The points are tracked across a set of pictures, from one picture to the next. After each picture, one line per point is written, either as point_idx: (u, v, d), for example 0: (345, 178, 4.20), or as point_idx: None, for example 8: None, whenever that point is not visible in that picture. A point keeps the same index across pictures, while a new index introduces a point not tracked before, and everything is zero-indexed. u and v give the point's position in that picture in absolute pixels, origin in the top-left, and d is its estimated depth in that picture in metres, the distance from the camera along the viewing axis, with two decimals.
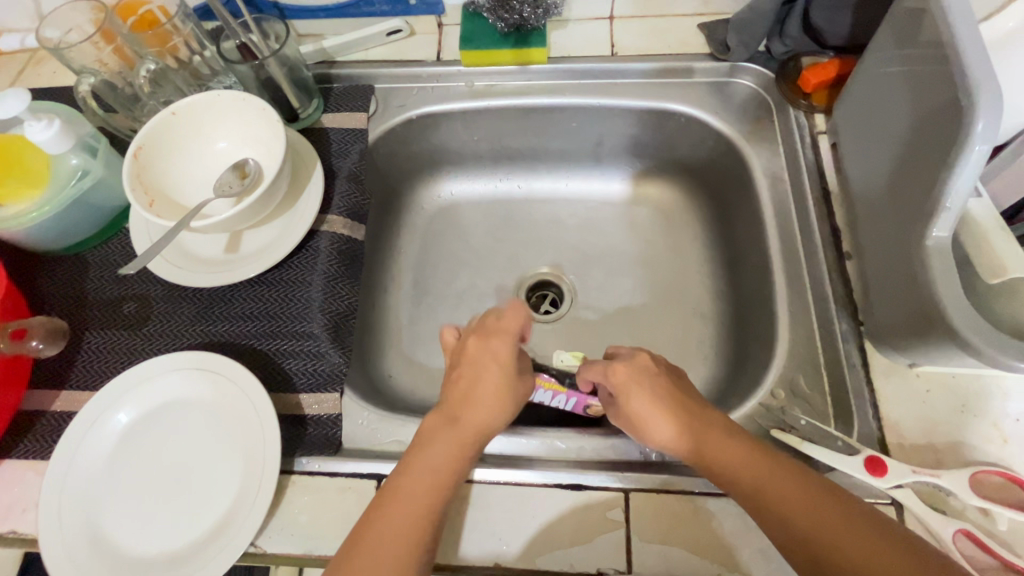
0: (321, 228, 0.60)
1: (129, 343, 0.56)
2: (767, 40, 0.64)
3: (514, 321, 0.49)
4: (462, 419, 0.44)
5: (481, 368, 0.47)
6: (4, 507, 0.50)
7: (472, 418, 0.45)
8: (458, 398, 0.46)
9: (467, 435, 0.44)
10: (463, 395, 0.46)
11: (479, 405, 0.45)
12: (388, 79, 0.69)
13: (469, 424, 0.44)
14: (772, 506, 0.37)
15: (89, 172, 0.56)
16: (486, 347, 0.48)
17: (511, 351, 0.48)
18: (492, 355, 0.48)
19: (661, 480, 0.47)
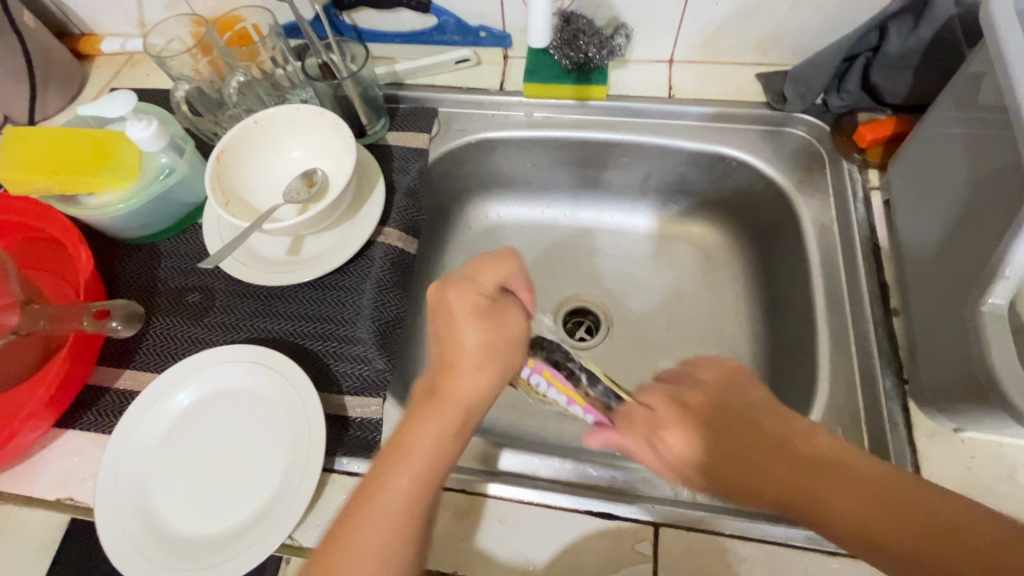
0: (378, 239, 0.64)
1: (191, 331, 0.59)
2: (825, 94, 0.65)
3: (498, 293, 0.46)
4: (446, 397, 0.42)
5: (469, 327, 0.44)
6: (65, 472, 0.54)
7: (472, 382, 0.43)
8: (454, 360, 0.44)
9: (451, 407, 0.42)
10: (459, 361, 0.43)
11: (471, 370, 0.43)
12: (451, 104, 0.73)
13: (448, 392, 0.43)
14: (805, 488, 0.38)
15: (174, 171, 0.60)
16: (468, 310, 0.45)
17: (499, 305, 0.47)
18: (478, 322, 0.44)
19: (692, 517, 0.47)
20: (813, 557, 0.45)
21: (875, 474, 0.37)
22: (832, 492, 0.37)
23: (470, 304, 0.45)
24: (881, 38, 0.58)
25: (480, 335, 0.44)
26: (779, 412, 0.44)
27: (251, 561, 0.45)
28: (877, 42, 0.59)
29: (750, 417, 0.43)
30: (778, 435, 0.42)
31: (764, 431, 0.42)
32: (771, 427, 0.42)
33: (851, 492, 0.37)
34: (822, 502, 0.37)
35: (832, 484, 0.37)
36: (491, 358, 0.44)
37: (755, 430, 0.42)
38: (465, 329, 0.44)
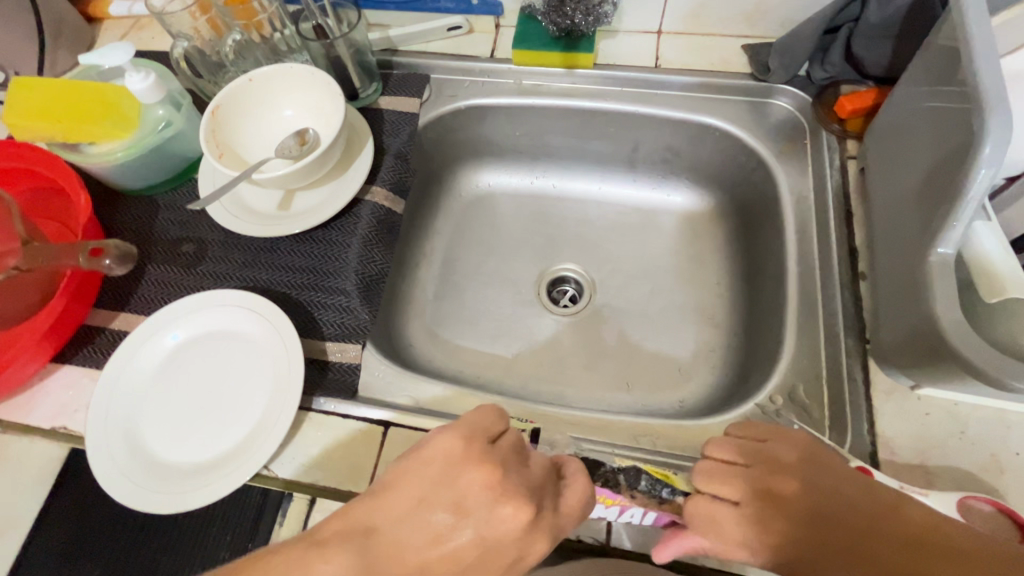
0: (365, 196, 0.65)
1: (184, 278, 0.62)
2: (809, 65, 0.66)
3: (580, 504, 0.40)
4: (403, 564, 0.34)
5: (523, 556, 0.37)
6: (61, 403, 0.57)
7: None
8: (468, 544, 0.35)
9: (398, 548, 0.35)
10: (484, 539, 0.36)
11: (439, 517, 0.36)
12: (443, 70, 0.74)
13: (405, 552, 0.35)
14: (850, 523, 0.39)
15: (171, 123, 0.63)
16: (510, 496, 0.37)
17: (557, 521, 0.39)
18: (541, 534, 0.37)
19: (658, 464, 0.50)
20: None
21: (870, 500, 0.40)
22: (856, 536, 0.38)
23: (527, 505, 0.37)
24: (862, 8, 0.59)
25: (524, 556, 0.37)
26: (818, 461, 0.43)
27: (228, 486, 0.48)
28: (858, 13, 0.60)
29: (775, 471, 0.43)
30: (805, 492, 0.41)
31: (790, 494, 0.41)
32: (793, 486, 0.42)
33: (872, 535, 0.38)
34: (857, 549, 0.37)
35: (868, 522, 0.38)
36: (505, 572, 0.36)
37: (782, 496, 0.42)
38: (525, 530, 0.36)
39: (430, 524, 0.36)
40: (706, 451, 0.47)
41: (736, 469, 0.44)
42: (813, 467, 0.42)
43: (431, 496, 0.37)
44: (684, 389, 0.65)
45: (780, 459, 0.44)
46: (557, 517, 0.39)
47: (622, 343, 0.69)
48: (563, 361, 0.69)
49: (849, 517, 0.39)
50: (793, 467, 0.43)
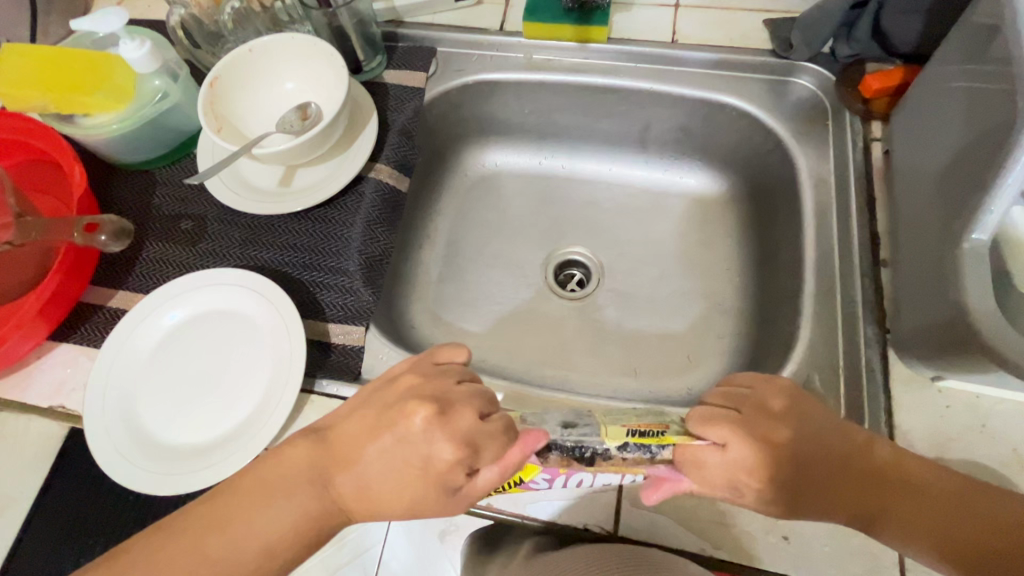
0: (369, 174, 0.63)
1: (182, 256, 0.60)
2: (833, 42, 0.63)
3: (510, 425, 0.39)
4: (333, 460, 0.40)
5: (435, 461, 0.37)
6: (59, 381, 0.56)
7: (381, 481, 0.38)
8: (386, 445, 0.38)
9: (330, 447, 0.40)
10: (392, 438, 0.38)
11: (359, 422, 0.40)
12: (450, 44, 0.71)
13: (337, 445, 0.40)
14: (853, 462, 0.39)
15: (168, 95, 0.61)
16: (417, 397, 0.40)
17: (467, 428, 0.38)
18: (449, 434, 0.38)
19: None
20: None
21: (844, 441, 0.40)
22: (834, 476, 0.39)
23: (430, 404, 0.39)
24: None
25: (434, 460, 0.37)
26: (803, 408, 0.41)
27: (229, 469, 0.47)
28: None
29: (765, 417, 0.40)
30: (795, 441, 0.39)
31: (782, 443, 0.39)
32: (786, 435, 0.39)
33: (852, 477, 0.39)
34: (841, 479, 0.39)
35: (862, 466, 0.39)
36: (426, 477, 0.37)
37: (773, 443, 0.39)
38: (426, 421, 0.38)
39: (365, 420, 0.40)
40: (705, 400, 0.44)
41: (727, 416, 0.40)
42: (799, 414, 0.40)
43: (366, 406, 0.42)
44: (693, 376, 0.63)
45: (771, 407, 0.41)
46: (458, 425, 0.38)
47: (630, 328, 0.68)
48: (569, 347, 0.68)
49: (833, 466, 0.39)
50: (788, 416, 0.40)
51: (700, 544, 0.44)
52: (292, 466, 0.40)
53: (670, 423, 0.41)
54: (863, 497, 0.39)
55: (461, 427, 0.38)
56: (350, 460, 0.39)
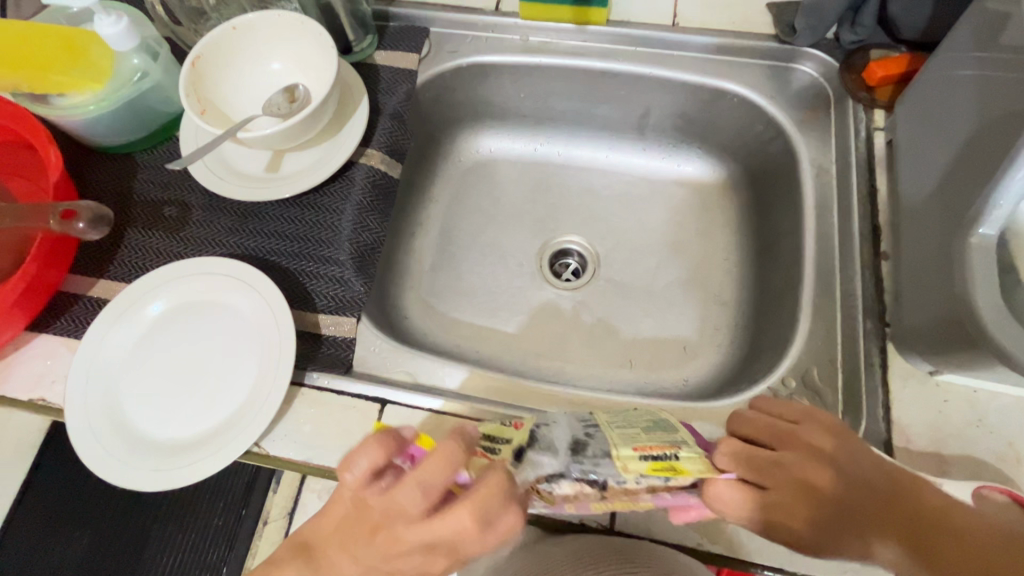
0: (360, 160, 0.62)
1: (166, 244, 0.58)
2: (837, 27, 0.61)
3: (434, 483, 0.32)
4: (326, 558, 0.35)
5: (409, 561, 0.34)
6: (38, 373, 0.54)
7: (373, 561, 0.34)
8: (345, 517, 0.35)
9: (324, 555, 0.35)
10: (367, 555, 0.34)
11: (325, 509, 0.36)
12: (444, 24, 0.69)
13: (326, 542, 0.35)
14: (902, 510, 0.37)
15: (148, 75, 0.58)
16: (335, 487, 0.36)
17: (412, 507, 0.33)
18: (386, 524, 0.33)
19: None
20: None
21: (885, 479, 0.38)
22: (874, 516, 0.37)
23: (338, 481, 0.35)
24: None
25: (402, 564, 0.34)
26: (844, 446, 0.40)
27: (219, 463, 0.46)
28: None
29: (798, 460, 0.39)
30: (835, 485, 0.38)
31: (823, 486, 0.38)
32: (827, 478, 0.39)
33: (903, 526, 0.36)
34: (890, 525, 0.36)
35: (903, 512, 0.36)
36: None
37: (813, 485, 0.38)
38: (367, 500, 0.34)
39: (334, 511, 0.36)
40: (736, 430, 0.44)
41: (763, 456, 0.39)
42: (844, 452, 0.40)
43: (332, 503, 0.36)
44: (689, 367, 0.63)
45: (792, 441, 0.41)
46: (395, 501, 0.33)
47: (626, 320, 0.67)
48: (565, 339, 0.67)
49: (871, 508, 0.37)
50: (820, 452, 0.40)
51: (697, 539, 0.44)
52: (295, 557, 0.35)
53: (681, 444, 0.38)
54: (924, 554, 0.35)
55: (393, 507, 0.33)
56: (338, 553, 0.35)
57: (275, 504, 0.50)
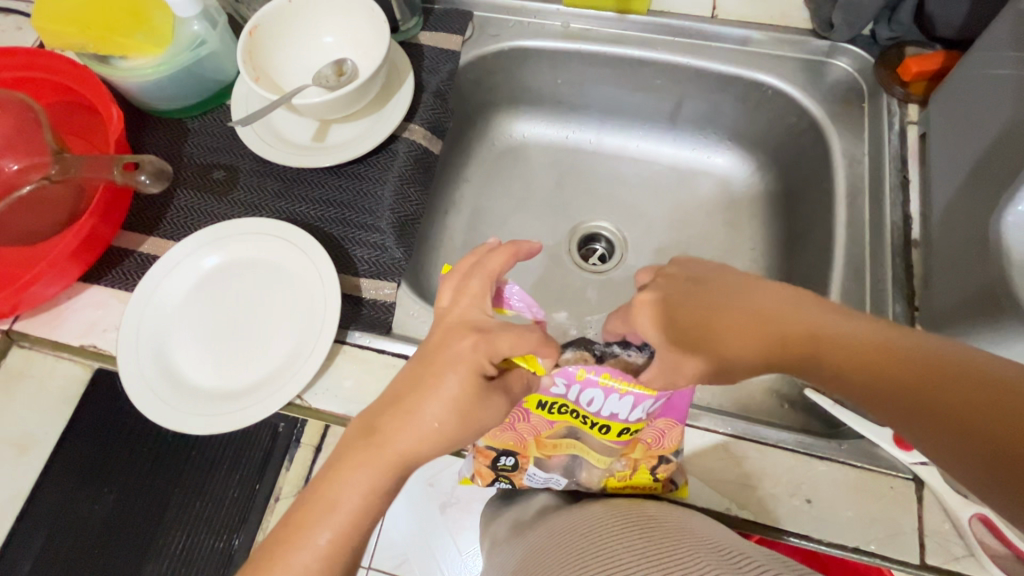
0: (402, 134, 0.64)
1: (214, 206, 0.60)
2: (873, 25, 0.63)
3: (496, 268, 0.41)
4: (409, 404, 0.37)
5: (453, 353, 0.37)
6: (89, 321, 0.56)
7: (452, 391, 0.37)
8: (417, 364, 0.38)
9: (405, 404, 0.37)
10: (440, 380, 0.37)
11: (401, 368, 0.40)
12: (487, 8, 0.71)
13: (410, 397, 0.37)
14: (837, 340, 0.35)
15: (205, 42, 0.60)
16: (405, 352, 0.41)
17: (486, 291, 0.40)
18: (455, 320, 0.39)
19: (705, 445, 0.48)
20: (809, 466, 0.46)
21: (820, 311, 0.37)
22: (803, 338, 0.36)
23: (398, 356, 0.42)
24: None
25: (448, 354, 0.38)
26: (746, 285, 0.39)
27: (263, 412, 0.48)
28: None
29: (729, 317, 0.38)
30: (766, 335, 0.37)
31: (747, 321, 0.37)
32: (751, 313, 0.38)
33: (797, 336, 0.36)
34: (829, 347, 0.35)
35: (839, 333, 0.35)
36: (470, 381, 0.37)
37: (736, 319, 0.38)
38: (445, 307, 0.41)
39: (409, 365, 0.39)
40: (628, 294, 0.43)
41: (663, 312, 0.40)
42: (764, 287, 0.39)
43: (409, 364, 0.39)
44: None
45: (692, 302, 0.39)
46: (469, 293, 0.40)
47: None
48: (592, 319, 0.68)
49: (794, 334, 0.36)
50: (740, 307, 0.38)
51: (725, 504, 0.46)
52: (381, 413, 0.37)
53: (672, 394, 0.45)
54: (854, 369, 0.34)
55: (470, 301, 0.40)
56: (421, 396, 0.37)
57: (286, 481, 0.53)
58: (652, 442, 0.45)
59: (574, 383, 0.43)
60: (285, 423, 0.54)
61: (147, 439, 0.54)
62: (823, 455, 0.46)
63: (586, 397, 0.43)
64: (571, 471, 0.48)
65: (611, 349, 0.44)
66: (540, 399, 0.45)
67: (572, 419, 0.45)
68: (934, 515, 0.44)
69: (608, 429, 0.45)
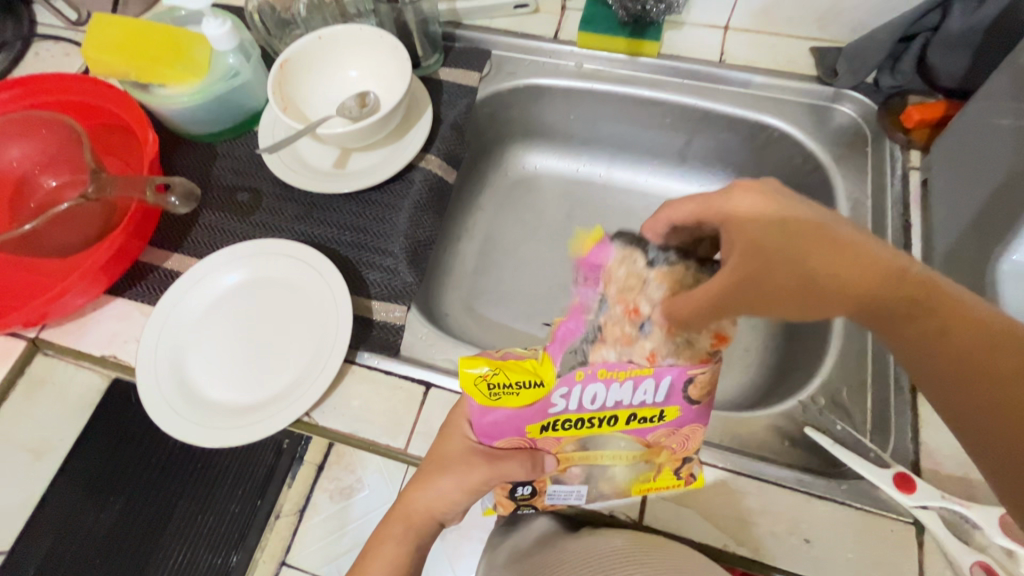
0: (419, 163, 0.66)
1: (237, 225, 0.63)
2: (876, 73, 0.65)
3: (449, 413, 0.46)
4: None
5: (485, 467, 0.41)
6: (113, 332, 0.58)
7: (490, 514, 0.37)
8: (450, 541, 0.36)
9: None
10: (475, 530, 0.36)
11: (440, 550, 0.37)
12: (504, 48, 0.75)
13: None
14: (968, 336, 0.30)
15: (240, 74, 0.64)
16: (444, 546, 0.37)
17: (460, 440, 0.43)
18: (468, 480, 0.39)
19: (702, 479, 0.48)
20: (808, 505, 0.46)
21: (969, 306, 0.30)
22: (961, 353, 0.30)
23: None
24: (942, 18, 0.58)
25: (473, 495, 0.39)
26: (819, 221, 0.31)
27: (269, 428, 0.49)
28: (938, 22, 0.59)
29: (822, 251, 0.29)
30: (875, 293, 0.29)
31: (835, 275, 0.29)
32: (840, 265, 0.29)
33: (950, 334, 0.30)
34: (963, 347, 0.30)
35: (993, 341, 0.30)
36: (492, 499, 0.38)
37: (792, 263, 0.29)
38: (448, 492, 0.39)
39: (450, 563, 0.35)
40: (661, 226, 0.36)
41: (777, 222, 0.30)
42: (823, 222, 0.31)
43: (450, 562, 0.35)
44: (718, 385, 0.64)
45: (804, 224, 0.29)
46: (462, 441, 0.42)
47: None
48: None
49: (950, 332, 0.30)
50: (855, 261, 0.29)
51: (723, 540, 0.46)
52: None
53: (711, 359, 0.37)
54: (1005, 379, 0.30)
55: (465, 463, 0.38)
56: None
57: (287, 498, 0.52)
58: (675, 447, 0.42)
59: (574, 384, 0.37)
60: (290, 439, 0.53)
61: (155, 448, 0.54)
62: (823, 495, 0.46)
63: (588, 395, 0.37)
64: (591, 479, 0.45)
65: (666, 255, 0.36)
66: (540, 425, 0.39)
67: (579, 431, 0.40)
68: (936, 562, 0.44)
69: (615, 421, 0.39)
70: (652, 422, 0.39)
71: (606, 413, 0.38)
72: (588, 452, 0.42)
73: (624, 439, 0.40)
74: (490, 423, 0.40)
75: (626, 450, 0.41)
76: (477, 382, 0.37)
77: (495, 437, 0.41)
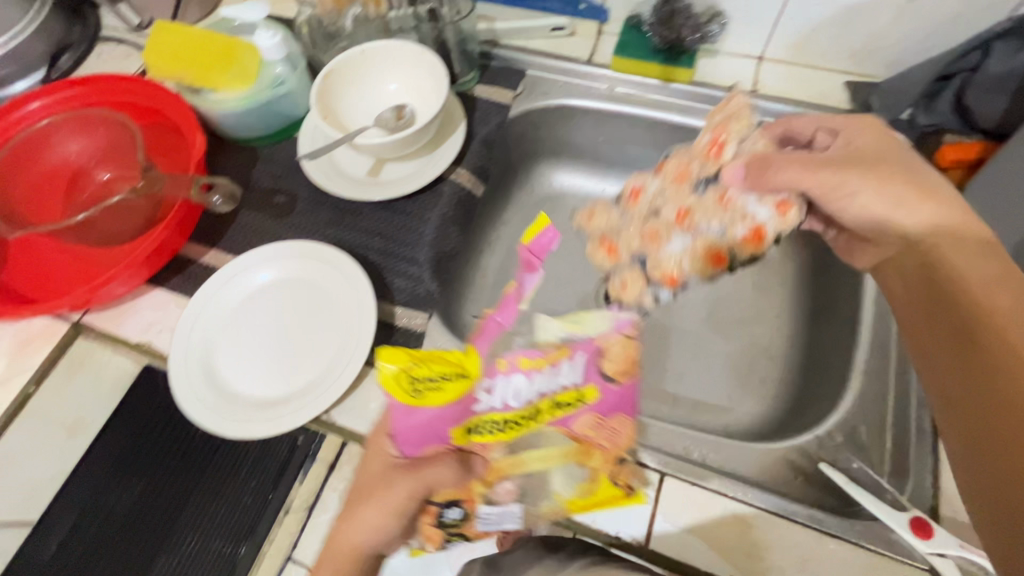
0: (450, 176, 0.68)
1: (272, 226, 0.66)
2: (912, 109, 0.64)
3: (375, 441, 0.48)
4: None
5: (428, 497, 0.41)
6: (149, 322, 0.61)
7: None
8: None
9: None
10: None
11: None
12: (538, 68, 0.76)
13: None
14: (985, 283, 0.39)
15: (285, 82, 0.67)
16: None
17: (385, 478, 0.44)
18: None
19: (713, 508, 0.48)
20: (819, 543, 0.46)
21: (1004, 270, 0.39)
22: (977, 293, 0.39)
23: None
24: (981, 59, 0.58)
25: None
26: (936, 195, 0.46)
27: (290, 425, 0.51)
28: (978, 63, 0.58)
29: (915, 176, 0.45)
30: (936, 216, 0.43)
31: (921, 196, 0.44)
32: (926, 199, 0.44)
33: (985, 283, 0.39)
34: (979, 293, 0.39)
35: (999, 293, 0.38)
36: None
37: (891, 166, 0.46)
38: None
39: None
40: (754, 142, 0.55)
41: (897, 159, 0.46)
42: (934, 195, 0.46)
43: None
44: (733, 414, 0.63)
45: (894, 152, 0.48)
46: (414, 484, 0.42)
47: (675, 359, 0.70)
48: None
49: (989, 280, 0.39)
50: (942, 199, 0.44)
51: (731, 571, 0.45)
52: None
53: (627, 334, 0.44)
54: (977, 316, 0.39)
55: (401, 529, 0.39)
56: None
57: (299, 495, 0.53)
58: (605, 442, 0.45)
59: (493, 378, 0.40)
60: (305, 435, 0.55)
61: (180, 435, 0.56)
62: (836, 534, 0.46)
63: (506, 392, 0.40)
64: (525, 494, 0.47)
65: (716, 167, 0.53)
66: (463, 428, 0.41)
67: (502, 432, 0.41)
68: None
69: (537, 416, 0.41)
70: (573, 408, 0.42)
71: (523, 408, 0.41)
72: (516, 457, 0.46)
73: (548, 431, 0.44)
74: (411, 427, 0.40)
75: (557, 445, 0.45)
76: (398, 377, 0.37)
77: (415, 444, 0.42)
